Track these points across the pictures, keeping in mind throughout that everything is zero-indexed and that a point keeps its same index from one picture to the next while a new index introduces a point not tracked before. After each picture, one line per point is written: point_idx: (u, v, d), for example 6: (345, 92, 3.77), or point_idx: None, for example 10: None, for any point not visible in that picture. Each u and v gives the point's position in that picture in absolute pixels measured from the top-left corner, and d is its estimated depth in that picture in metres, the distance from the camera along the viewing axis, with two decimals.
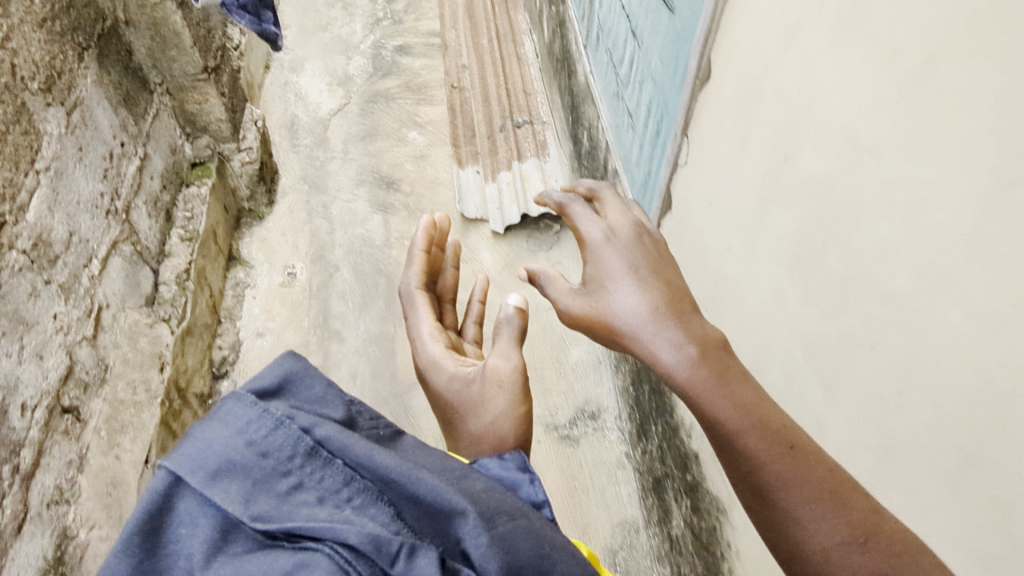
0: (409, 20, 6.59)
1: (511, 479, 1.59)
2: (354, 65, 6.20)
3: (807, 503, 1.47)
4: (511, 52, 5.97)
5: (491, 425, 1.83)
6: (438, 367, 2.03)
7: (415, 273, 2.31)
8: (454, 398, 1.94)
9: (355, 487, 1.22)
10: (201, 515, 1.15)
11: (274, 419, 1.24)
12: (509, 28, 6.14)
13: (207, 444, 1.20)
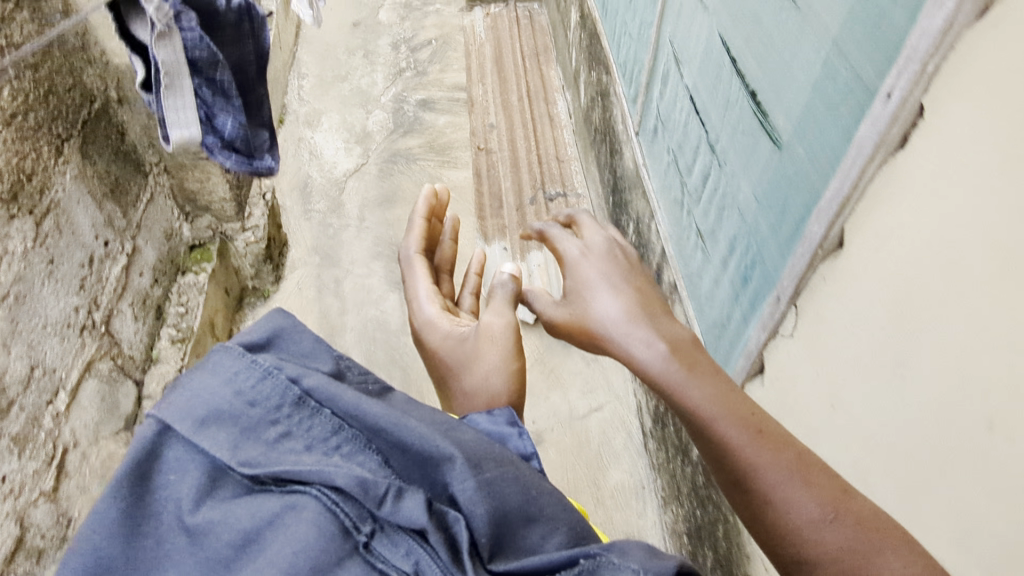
0: (434, 74, 6.06)
1: (506, 435, 1.47)
2: (377, 116, 5.71)
3: (783, 476, 1.33)
4: (543, 111, 5.19)
5: (482, 378, 1.74)
6: (432, 323, 1.96)
7: (415, 240, 2.24)
8: (447, 358, 1.87)
9: (347, 434, 1.07)
10: (194, 461, 1.00)
11: (261, 369, 1.07)
12: (539, 92, 5.34)
13: (195, 393, 1.04)
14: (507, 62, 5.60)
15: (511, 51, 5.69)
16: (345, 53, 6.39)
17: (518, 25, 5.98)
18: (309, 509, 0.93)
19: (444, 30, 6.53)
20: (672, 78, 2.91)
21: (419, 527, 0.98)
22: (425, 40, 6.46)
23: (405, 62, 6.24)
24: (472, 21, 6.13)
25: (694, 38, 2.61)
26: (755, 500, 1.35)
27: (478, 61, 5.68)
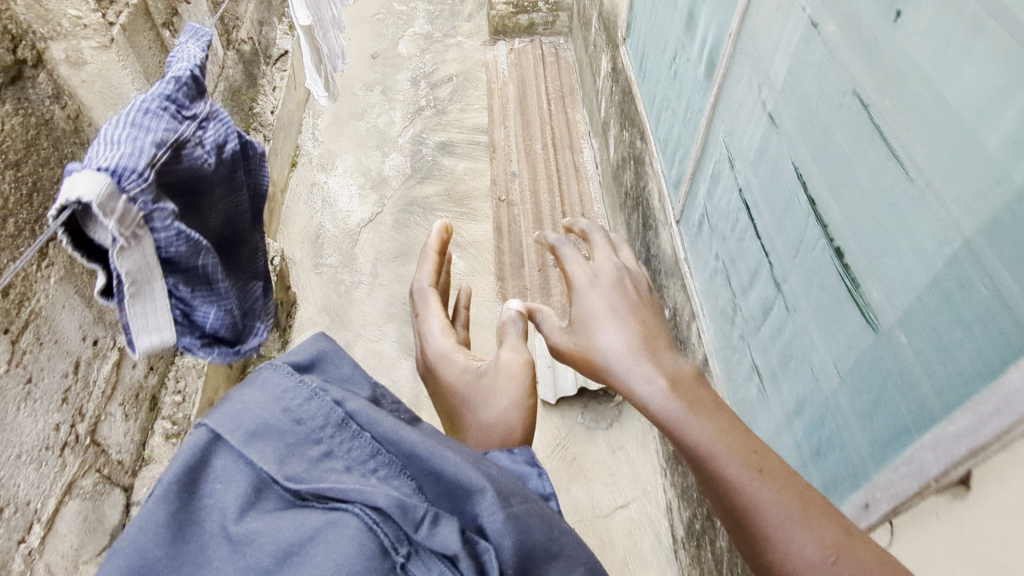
0: (456, 112, 4.05)
1: (524, 470, 1.02)
2: (404, 140, 3.91)
3: (796, 532, 0.89)
4: (569, 165, 3.68)
5: (502, 414, 1.20)
6: (446, 355, 1.38)
7: (430, 271, 1.66)
8: (460, 389, 1.29)
9: (384, 458, 0.76)
10: (238, 471, 0.69)
11: (308, 389, 0.78)
12: (565, 141, 3.78)
13: (245, 406, 0.74)
14: (532, 111, 3.93)
15: (549, 96, 4.04)
16: (360, 84, 4.33)
17: (542, 63, 4.25)
18: (353, 527, 0.63)
19: (465, 63, 4.40)
20: (726, 168, 1.85)
21: (451, 555, 0.68)
22: (432, 65, 4.41)
23: (427, 97, 4.17)
24: (495, 58, 4.35)
25: (755, 126, 1.64)
26: (754, 556, 0.93)
27: (501, 105, 4.00)
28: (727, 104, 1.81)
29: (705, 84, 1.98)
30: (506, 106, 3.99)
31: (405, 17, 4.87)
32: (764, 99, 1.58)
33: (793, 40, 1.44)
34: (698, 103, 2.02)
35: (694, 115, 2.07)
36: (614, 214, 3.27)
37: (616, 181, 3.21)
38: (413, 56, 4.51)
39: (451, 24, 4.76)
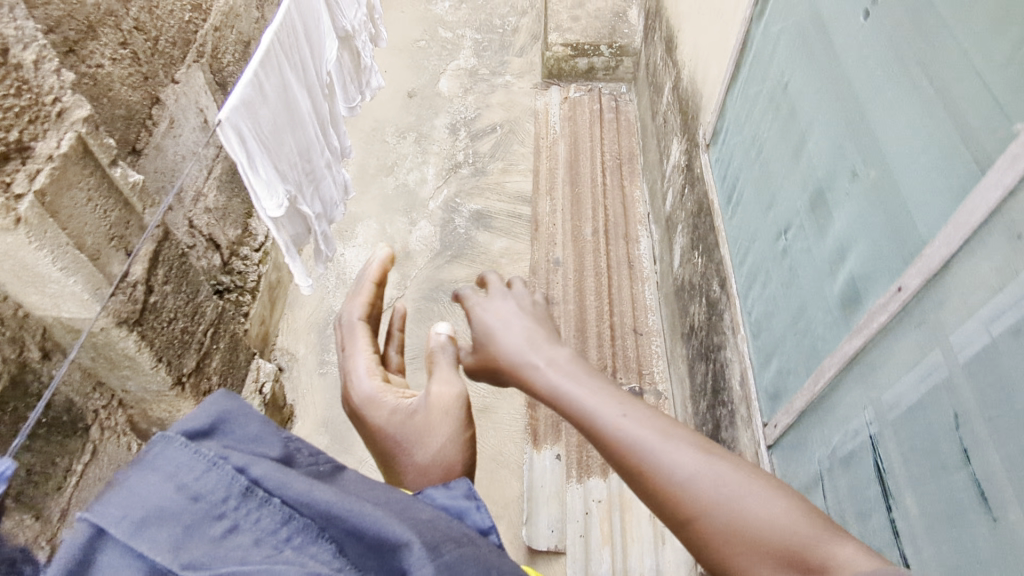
0: (495, 170, 1.71)
1: (466, 504, 0.55)
2: (435, 206, 1.64)
3: (661, 443, 0.53)
4: (620, 257, 1.46)
5: (439, 454, 0.65)
6: (368, 397, 0.71)
7: (360, 298, 0.84)
8: (387, 434, 0.68)
9: (301, 522, 0.39)
10: (129, 570, 0.35)
11: (206, 452, 0.39)
12: (617, 220, 1.52)
13: (130, 493, 0.36)
14: (587, 189, 1.60)
15: (601, 159, 1.66)
16: (392, 130, 1.82)
17: (597, 123, 1.74)
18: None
19: (512, 108, 1.88)
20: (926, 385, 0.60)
21: None
22: (475, 106, 1.88)
23: (466, 152, 1.76)
24: (547, 104, 1.83)
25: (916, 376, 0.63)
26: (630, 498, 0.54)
27: (548, 168, 1.68)
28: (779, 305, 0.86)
29: (841, 323, 0.73)
30: (555, 171, 1.67)
31: (453, 43, 2.09)
32: (921, 345, 0.61)
33: (925, 139, 0.60)
34: (763, 307, 0.89)
35: (813, 338, 0.79)
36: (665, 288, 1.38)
37: (674, 280, 1.30)
38: (455, 96, 1.91)
39: (499, 59, 2.03)
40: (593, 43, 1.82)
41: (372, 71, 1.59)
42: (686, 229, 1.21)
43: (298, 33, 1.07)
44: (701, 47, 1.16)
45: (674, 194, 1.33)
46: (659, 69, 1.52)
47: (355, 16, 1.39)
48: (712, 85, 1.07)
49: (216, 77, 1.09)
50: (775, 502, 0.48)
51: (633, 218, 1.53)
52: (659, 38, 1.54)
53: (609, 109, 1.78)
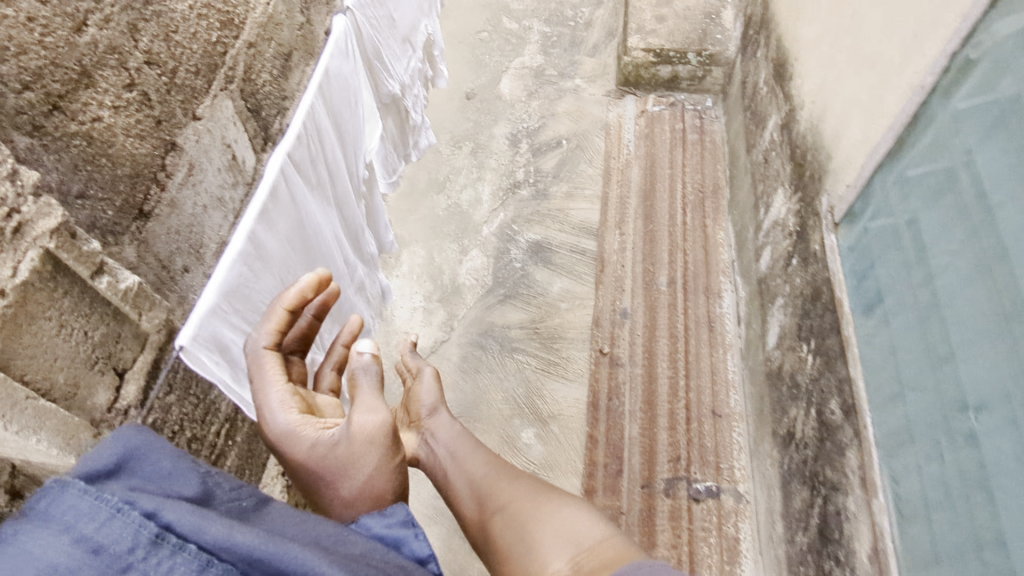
0: (559, 195, 1.56)
1: (403, 533, 0.61)
2: (489, 232, 1.52)
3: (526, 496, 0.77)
4: (699, 316, 1.31)
5: (366, 484, 0.69)
6: (285, 430, 0.70)
7: (271, 326, 0.72)
8: (311, 470, 0.69)
9: (219, 566, 0.43)
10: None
11: (107, 501, 0.42)
12: (697, 270, 1.36)
13: (12, 554, 0.39)
14: (664, 228, 1.42)
15: (680, 192, 1.47)
16: (447, 139, 1.67)
17: (679, 145, 1.55)
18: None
19: (581, 119, 1.68)
20: None
21: None
22: (539, 115, 1.70)
23: (526, 169, 1.61)
24: (621, 117, 1.64)
25: None
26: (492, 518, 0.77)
27: (618, 196, 1.51)
28: (928, 491, 0.70)
29: None
30: (627, 201, 1.49)
31: (518, 37, 1.88)
32: None
33: None
34: (916, 493, 0.72)
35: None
36: (751, 361, 1.21)
37: (765, 365, 1.10)
38: (517, 101, 1.73)
39: (569, 58, 1.81)
40: (680, 50, 1.58)
41: (422, 125, 1.41)
42: (789, 310, 1.01)
43: (319, 142, 0.86)
44: (832, 95, 0.93)
45: (772, 255, 1.13)
46: (760, 96, 1.30)
47: (404, 74, 1.24)
48: (854, 157, 0.85)
49: (249, 103, 0.92)
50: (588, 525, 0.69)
51: (715, 268, 1.36)
52: (766, 59, 1.30)
53: (691, 125, 1.58)
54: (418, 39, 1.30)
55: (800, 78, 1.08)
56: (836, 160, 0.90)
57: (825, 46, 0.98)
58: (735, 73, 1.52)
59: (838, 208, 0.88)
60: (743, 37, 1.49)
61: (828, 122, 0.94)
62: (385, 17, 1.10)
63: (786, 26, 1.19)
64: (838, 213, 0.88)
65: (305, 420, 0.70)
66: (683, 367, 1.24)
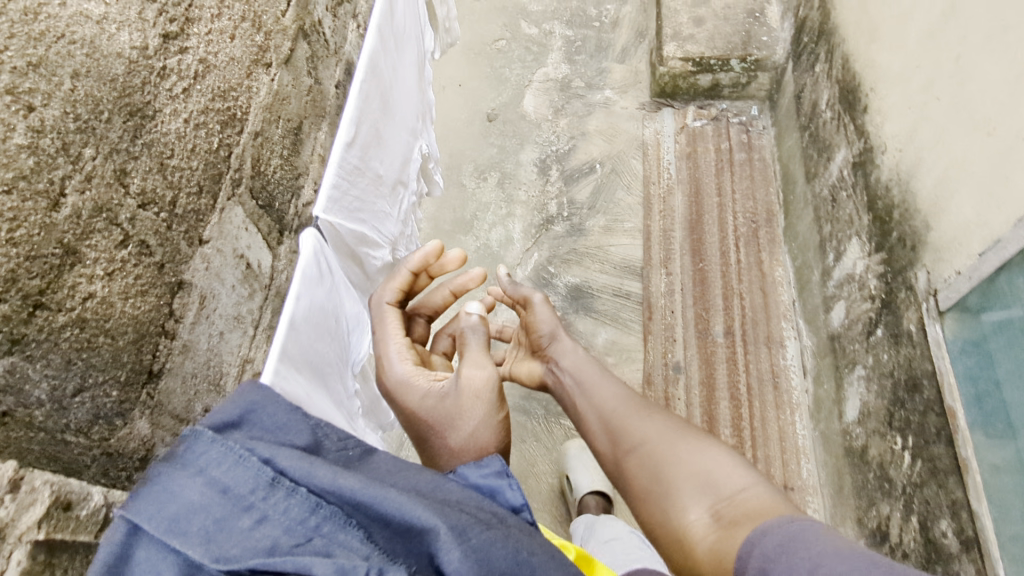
0: (597, 231, 1.47)
1: (499, 484, 0.62)
2: (524, 275, 1.42)
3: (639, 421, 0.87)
4: (762, 371, 1.26)
5: (469, 435, 0.81)
6: (401, 379, 0.89)
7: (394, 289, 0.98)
8: (421, 415, 0.85)
9: (326, 510, 0.45)
10: (165, 561, 0.43)
11: (231, 447, 0.46)
12: (756, 318, 1.31)
13: (163, 492, 0.44)
14: (716, 268, 1.37)
15: (730, 226, 1.41)
16: (470, 169, 1.56)
17: (729, 171, 1.47)
18: None
19: (615, 139, 1.58)
20: None
21: None
22: (568, 137, 1.58)
23: (559, 201, 1.51)
24: (657, 137, 1.55)
25: None
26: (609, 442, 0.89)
27: (661, 229, 1.44)
28: None
29: None
30: (672, 234, 1.43)
31: (539, 44, 1.73)
32: None
33: None
34: None
35: None
36: (822, 423, 1.19)
37: (843, 438, 1.08)
38: (544, 121, 1.61)
39: (596, 67, 1.68)
40: (722, 58, 1.45)
41: None
42: (872, 385, 0.99)
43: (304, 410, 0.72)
44: (928, 146, 0.88)
45: (846, 312, 1.08)
46: (822, 121, 1.18)
47: (394, 226, 1.15)
48: (974, 235, 0.80)
49: (260, 200, 0.82)
50: (709, 454, 0.79)
51: (775, 312, 1.31)
52: (828, 78, 1.17)
53: (737, 145, 1.49)
54: (412, 173, 1.21)
55: (878, 115, 1.00)
56: (940, 232, 0.86)
57: (911, 89, 0.93)
58: (786, 82, 1.39)
59: (941, 292, 0.86)
60: (795, 44, 1.35)
61: (925, 184, 0.89)
62: (370, 187, 0.99)
63: (856, 49, 1.08)
64: (946, 302, 0.85)
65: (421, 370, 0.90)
66: (748, 434, 1.21)
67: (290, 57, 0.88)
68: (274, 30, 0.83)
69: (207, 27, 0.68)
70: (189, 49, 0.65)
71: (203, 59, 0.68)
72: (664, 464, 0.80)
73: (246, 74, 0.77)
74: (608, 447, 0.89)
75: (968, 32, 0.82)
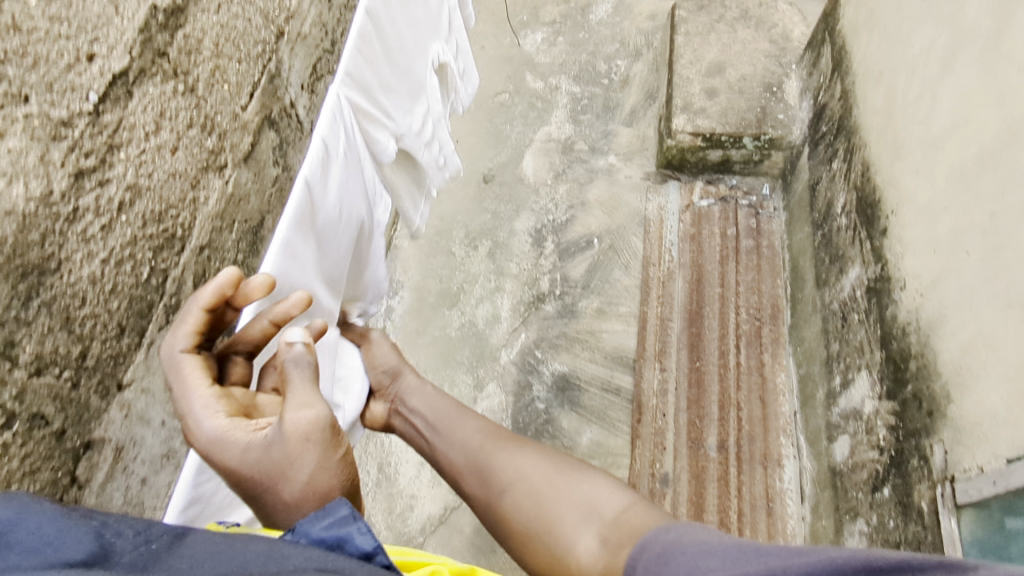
0: (589, 313, 1.63)
1: (344, 531, 0.65)
2: (508, 358, 1.59)
3: (508, 460, 1.05)
4: (756, 495, 1.33)
5: (309, 483, 0.80)
6: (216, 437, 0.80)
7: (188, 328, 0.81)
8: (246, 471, 0.79)
9: None
10: None
11: None
12: (754, 432, 1.40)
13: None
14: (713, 368, 1.47)
15: (732, 321, 1.51)
16: (462, 236, 1.76)
17: (737, 261, 1.58)
18: None
19: (614, 212, 1.75)
20: None
21: None
22: (567, 206, 1.78)
23: (551, 279, 1.68)
24: (659, 212, 1.69)
25: None
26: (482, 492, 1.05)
27: (658, 316, 1.56)
28: None
29: None
30: (669, 323, 1.55)
31: (544, 99, 1.96)
32: None
33: None
34: None
35: None
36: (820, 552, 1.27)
37: None
38: (541, 186, 1.81)
39: (602, 128, 1.89)
40: (734, 135, 1.57)
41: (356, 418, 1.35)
42: (876, 544, 1.04)
43: None
44: (953, 305, 0.91)
45: (851, 449, 1.14)
46: (838, 234, 1.26)
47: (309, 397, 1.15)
48: (1001, 433, 0.80)
49: None
50: (587, 486, 0.98)
51: (774, 424, 1.40)
52: (845, 182, 1.26)
53: (733, 224, 1.62)
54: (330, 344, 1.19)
55: (900, 246, 1.06)
56: (961, 406, 0.88)
57: (941, 227, 0.96)
58: (801, 165, 1.49)
59: (959, 481, 0.86)
60: (814, 130, 1.44)
61: (949, 346, 0.91)
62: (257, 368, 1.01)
63: (878, 162, 1.15)
64: (964, 496, 0.85)
65: (238, 424, 0.81)
66: (734, 529, 1.30)
67: (250, 152, 0.96)
68: (231, 130, 0.92)
69: (137, 148, 0.76)
70: (111, 179, 0.72)
71: (131, 184, 0.75)
72: (538, 503, 0.98)
73: (191, 184, 0.84)
74: (487, 495, 1.04)
75: (1009, 192, 0.84)
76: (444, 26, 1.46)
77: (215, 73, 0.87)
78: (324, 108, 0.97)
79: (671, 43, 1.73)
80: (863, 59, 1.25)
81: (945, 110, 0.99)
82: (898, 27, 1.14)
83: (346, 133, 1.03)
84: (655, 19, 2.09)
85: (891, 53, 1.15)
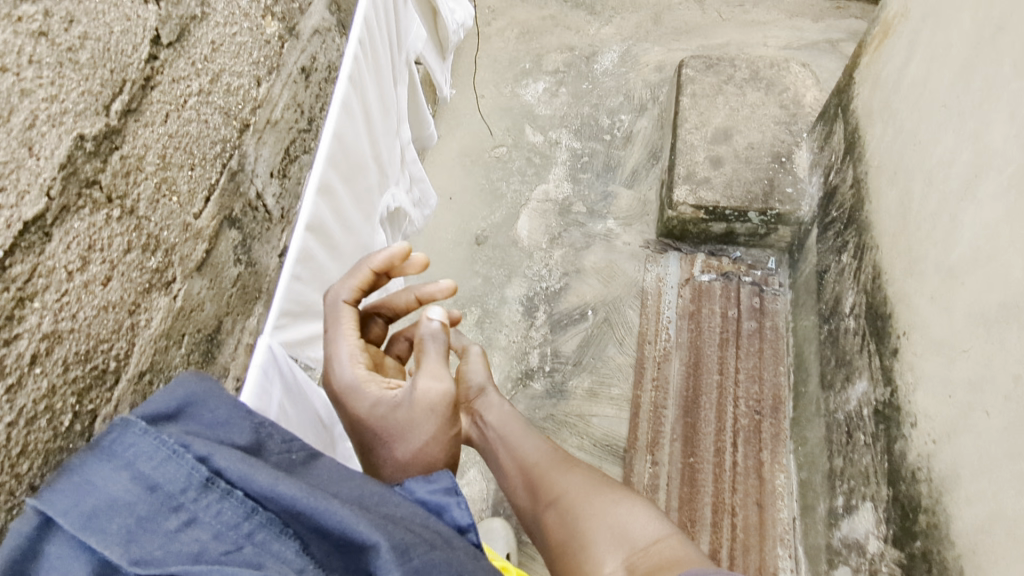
0: (581, 395, 1.65)
1: (445, 500, 0.76)
2: None
3: (563, 476, 1.06)
4: None
5: (421, 449, 0.93)
6: (352, 384, 0.98)
7: (353, 283, 1.04)
8: (371, 421, 0.95)
9: (262, 515, 0.58)
10: (77, 559, 0.57)
11: (164, 444, 0.60)
12: (749, 535, 1.39)
13: (90, 483, 0.59)
14: (709, 465, 1.47)
15: (730, 413, 1.52)
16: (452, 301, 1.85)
17: (735, 354, 1.58)
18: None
19: (610, 283, 1.79)
20: None
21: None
22: (562, 274, 1.83)
23: (542, 354, 1.71)
24: (659, 285, 1.72)
25: None
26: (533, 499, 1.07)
27: (654, 399, 1.57)
28: None
29: None
30: (663, 410, 1.55)
31: (543, 154, 2.07)
32: None
33: None
34: None
35: None
36: None
37: None
38: (536, 250, 1.88)
39: (602, 189, 1.96)
40: (739, 210, 1.58)
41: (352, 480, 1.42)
42: None
43: None
44: (968, 464, 0.87)
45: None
46: (845, 340, 1.26)
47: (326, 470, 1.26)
48: None
49: None
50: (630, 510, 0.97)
51: (771, 532, 1.39)
52: (853, 279, 1.26)
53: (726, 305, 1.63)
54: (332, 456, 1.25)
55: (911, 374, 1.03)
56: None
57: (958, 371, 0.91)
58: (810, 240, 1.49)
59: None
60: (823, 211, 1.43)
61: (964, 515, 0.87)
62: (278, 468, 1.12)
63: (889, 271, 1.13)
64: None
65: (374, 379, 0.98)
66: None
67: (204, 259, 1.07)
68: (179, 244, 1.01)
69: (58, 292, 0.80)
70: (23, 333, 0.75)
71: (56, 319, 0.80)
72: (580, 518, 0.98)
73: (127, 312, 0.91)
74: (533, 505, 1.07)
75: None
76: (394, 165, 1.49)
77: (161, 188, 0.98)
78: (252, 370, 0.91)
79: (677, 104, 1.77)
80: (875, 151, 1.23)
81: (965, 238, 0.94)
82: (915, 127, 1.10)
83: (286, 382, 1.00)
84: (661, 71, 2.22)
85: (906, 154, 1.12)
